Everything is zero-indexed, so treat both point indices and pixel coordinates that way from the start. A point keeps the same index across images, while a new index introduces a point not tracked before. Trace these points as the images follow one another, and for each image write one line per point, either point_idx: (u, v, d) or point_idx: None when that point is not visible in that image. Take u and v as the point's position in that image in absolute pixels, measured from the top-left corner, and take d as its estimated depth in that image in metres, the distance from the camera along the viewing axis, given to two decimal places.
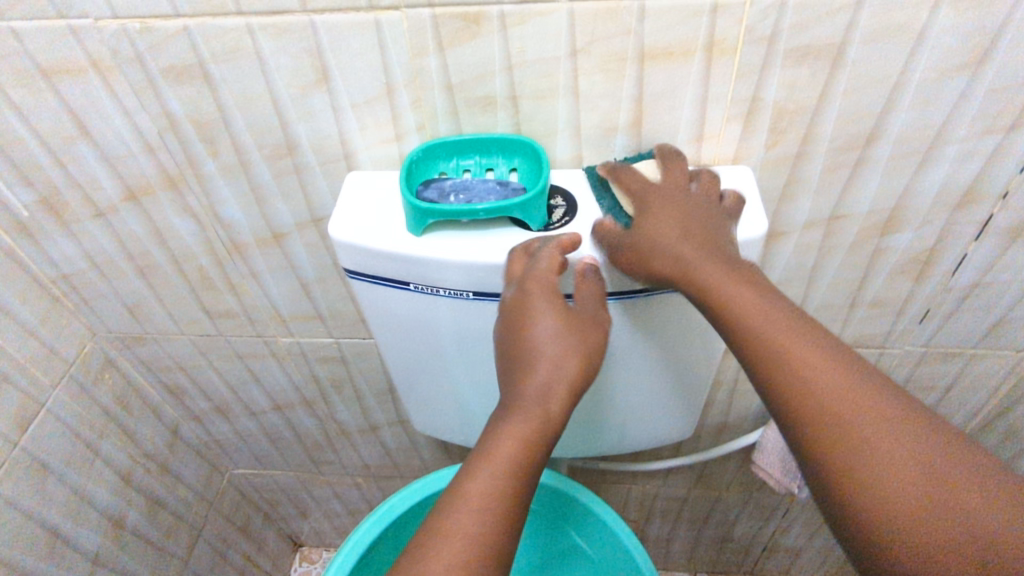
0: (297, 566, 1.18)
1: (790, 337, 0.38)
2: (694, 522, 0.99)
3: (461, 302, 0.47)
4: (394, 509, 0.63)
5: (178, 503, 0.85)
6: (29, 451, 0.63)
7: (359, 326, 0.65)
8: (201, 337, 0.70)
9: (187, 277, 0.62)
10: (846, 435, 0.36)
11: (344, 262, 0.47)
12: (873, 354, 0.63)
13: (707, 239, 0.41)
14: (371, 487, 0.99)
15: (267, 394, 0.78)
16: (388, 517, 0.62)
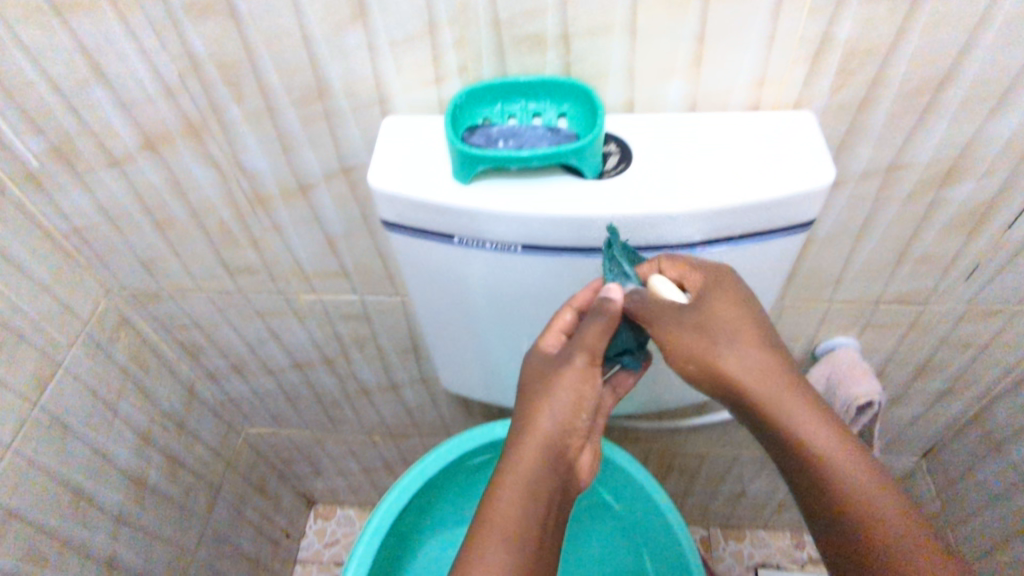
0: (312, 522, 1.18)
1: (784, 393, 0.40)
2: (710, 478, 1.00)
3: (507, 256, 0.45)
4: (429, 468, 0.62)
5: (197, 462, 0.84)
6: (49, 411, 0.61)
7: (386, 283, 0.63)
8: (220, 294, 0.68)
9: (206, 231, 0.60)
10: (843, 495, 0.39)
11: (384, 213, 0.44)
12: (914, 311, 0.61)
13: (738, 301, 0.41)
14: (389, 445, 0.98)
15: (287, 353, 0.77)
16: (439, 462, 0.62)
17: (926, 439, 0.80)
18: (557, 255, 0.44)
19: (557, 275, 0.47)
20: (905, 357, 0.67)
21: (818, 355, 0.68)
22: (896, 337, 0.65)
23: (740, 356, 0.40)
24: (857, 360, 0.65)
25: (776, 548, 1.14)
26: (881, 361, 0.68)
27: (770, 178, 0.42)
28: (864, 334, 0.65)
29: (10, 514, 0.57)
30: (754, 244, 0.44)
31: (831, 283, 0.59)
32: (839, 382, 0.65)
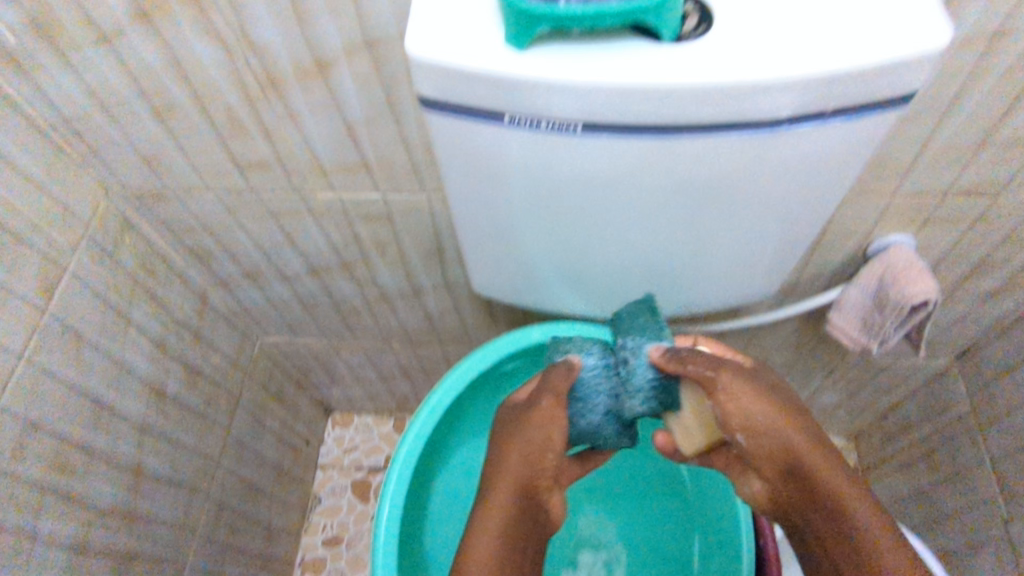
0: (331, 430, 1.19)
1: (805, 444, 0.46)
2: None
3: (564, 138, 0.40)
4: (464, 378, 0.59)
5: (215, 372, 0.82)
6: (60, 319, 0.57)
7: (411, 179, 0.58)
8: (229, 193, 0.62)
9: (212, 121, 0.54)
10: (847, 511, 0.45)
11: (423, 89, 0.39)
12: (982, 204, 0.57)
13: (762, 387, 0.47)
14: (408, 353, 0.97)
15: (303, 257, 0.72)
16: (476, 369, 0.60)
17: (964, 342, 0.78)
18: (620, 135, 0.40)
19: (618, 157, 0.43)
20: (960, 255, 0.63)
21: (869, 254, 0.64)
22: (957, 234, 0.61)
23: (777, 402, 0.46)
24: (913, 258, 0.61)
25: None
26: (934, 259, 0.65)
27: (875, 41, 0.36)
28: (922, 231, 0.61)
29: (32, 423, 0.54)
30: (845, 120, 0.39)
31: (899, 173, 0.55)
32: (893, 281, 0.61)
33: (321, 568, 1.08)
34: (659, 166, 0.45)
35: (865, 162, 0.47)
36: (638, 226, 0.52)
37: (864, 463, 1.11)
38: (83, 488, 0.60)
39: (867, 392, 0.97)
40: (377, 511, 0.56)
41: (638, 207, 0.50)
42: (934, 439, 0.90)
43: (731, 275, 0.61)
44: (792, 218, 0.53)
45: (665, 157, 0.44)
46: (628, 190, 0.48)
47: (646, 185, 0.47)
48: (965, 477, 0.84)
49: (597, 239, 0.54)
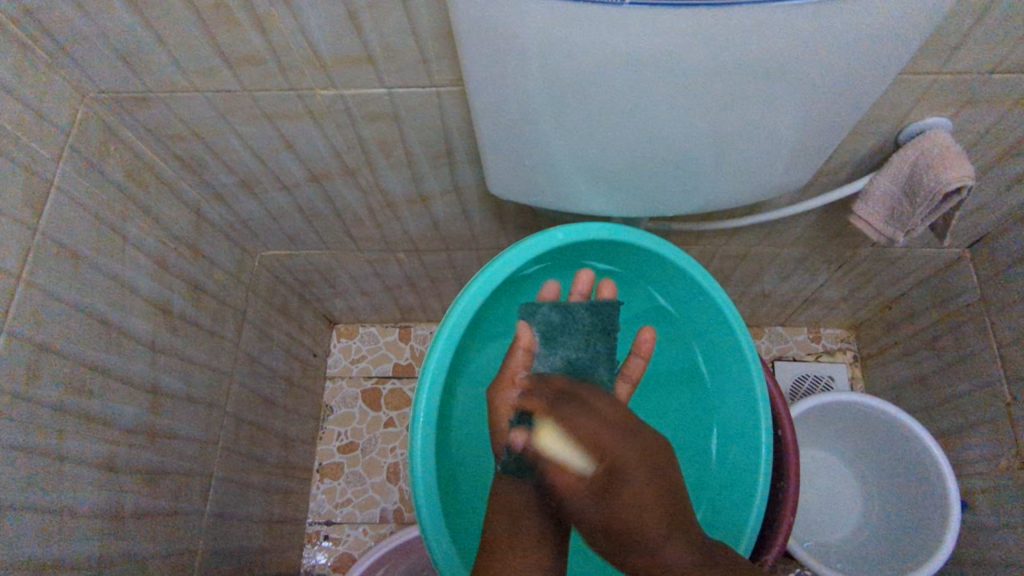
0: (336, 341, 1.19)
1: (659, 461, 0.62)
2: (741, 280, 0.98)
3: (607, 12, 0.39)
4: (486, 286, 0.58)
5: (218, 288, 0.79)
6: (54, 237, 0.54)
7: (420, 71, 0.53)
8: (219, 94, 0.57)
9: (194, 7, 0.48)
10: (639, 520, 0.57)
11: None
12: None
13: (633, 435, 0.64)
14: (413, 261, 0.94)
15: (302, 163, 0.68)
16: (509, 267, 0.59)
17: (980, 230, 0.77)
18: (669, 8, 0.38)
19: (662, 38, 0.41)
20: (995, 137, 0.61)
21: (901, 141, 0.62)
22: (995, 115, 0.58)
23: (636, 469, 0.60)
24: (948, 142, 0.58)
25: (793, 342, 1.17)
26: (968, 142, 0.62)
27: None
28: (961, 113, 0.58)
29: (42, 346, 0.52)
30: None
31: (948, 48, 0.51)
32: (928, 166, 0.59)
33: (339, 473, 1.11)
34: (712, 47, 0.42)
35: (924, 39, 0.44)
36: (675, 119, 0.49)
37: (863, 352, 1.13)
38: (103, 409, 0.59)
39: (875, 284, 0.97)
40: (411, 429, 0.55)
41: (680, 97, 0.47)
42: (939, 328, 0.91)
43: (757, 178, 0.60)
44: (838, 107, 0.50)
45: (719, 35, 0.41)
46: (667, 88, 0.45)
47: (692, 71, 0.44)
48: (969, 361, 0.86)
49: (631, 136, 0.51)
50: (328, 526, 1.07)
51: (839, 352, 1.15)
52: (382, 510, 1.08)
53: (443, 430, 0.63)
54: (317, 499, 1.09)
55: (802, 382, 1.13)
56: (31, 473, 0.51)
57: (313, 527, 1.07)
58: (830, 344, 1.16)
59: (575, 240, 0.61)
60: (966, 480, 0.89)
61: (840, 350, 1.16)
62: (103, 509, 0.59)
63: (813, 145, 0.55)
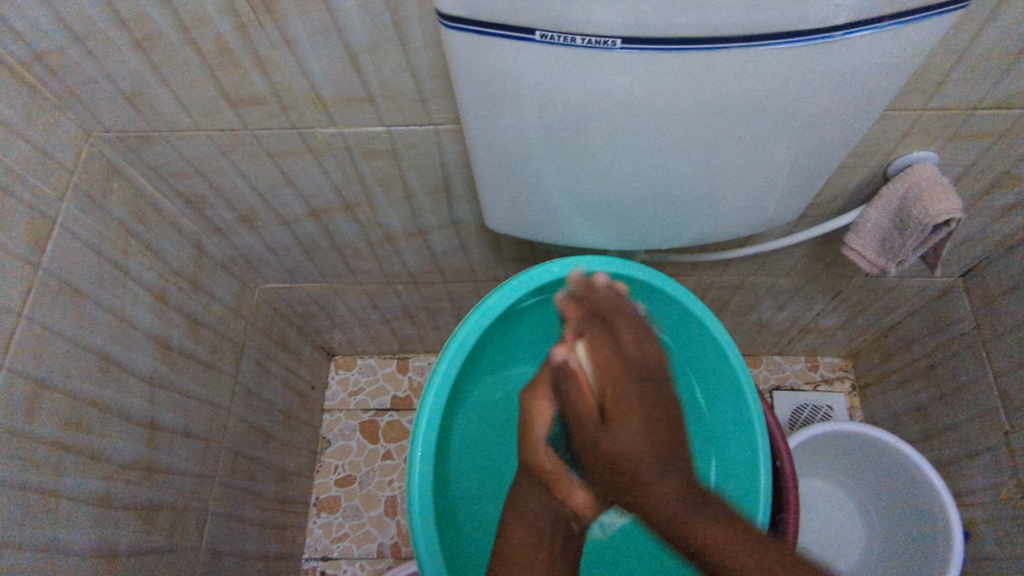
0: (334, 374, 1.19)
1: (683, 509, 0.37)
2: (738, 309, 0.99)
3: (601, 55, 0.40)
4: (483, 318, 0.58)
5: (217, 321, 0.79)
6: (56, 273, 0.54)
7: (418, 110, 0.54)
8: (222, 133, 0.58)
9: (199, 52, 0.49)
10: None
11: (451, 8, 0.37)
12: (1012, 115, 0.55)
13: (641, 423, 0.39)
14: (410, 293, 0.95)
15: (302, 199, 0.69)
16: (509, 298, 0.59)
17: (970, 260, 0.78)
18: (661, 51, 0.39)
19: (654, 77, 0.42)
20: (982, 170, 0.62)
21: (890, 174, 0.63)
22: (979, 149, 0.59)
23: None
24: (936, 175, 0.59)
25: (791, 371, 1.17)
26: (956, 175, 0.63)
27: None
28: (946, 148, 0.60)
29: (41, 383, 0.52)
30: (894, 26, 0.39)
31: (930, 86, 0.52)
32: (917, 198, 0.60)
33: (336, 506, 1.10)
34: (707, 85, 0.43)
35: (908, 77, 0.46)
36: (671, 155, 0.50)
37: (860, 381, 1.14)
38: (101, 444, 0.59)
39: (870, 313, 0.97)
40: (411, 456, 0.55)
41: (676, 134, 0.48)
42: (935, 356, 0.92)
43: (751, 211, 0.61)
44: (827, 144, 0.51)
45: (711, 75, 0.42)
46: (661, 126, 0.47)
47: (687, 108, 0.45)
48: (966, 388, 0.86)
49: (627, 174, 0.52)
50: (324, 561, 1.06)
51: (837, 381, 1.15)
52: (380, 544, 1.07)
53: (445, 459, 0.63)
54: (314, 534, 1.08)
55: (801, 411, 1.12)
56: (28, 510, 0.51)
57: (309, 563, 1.06)
58: (827, 373, 1.16)
59: (572, 272, 0.61)
60: (968, 509, 0.88)
61: (838, 379, 1.16)
62: (98, 545, 0.59)
63: (803, 179, 0.56)
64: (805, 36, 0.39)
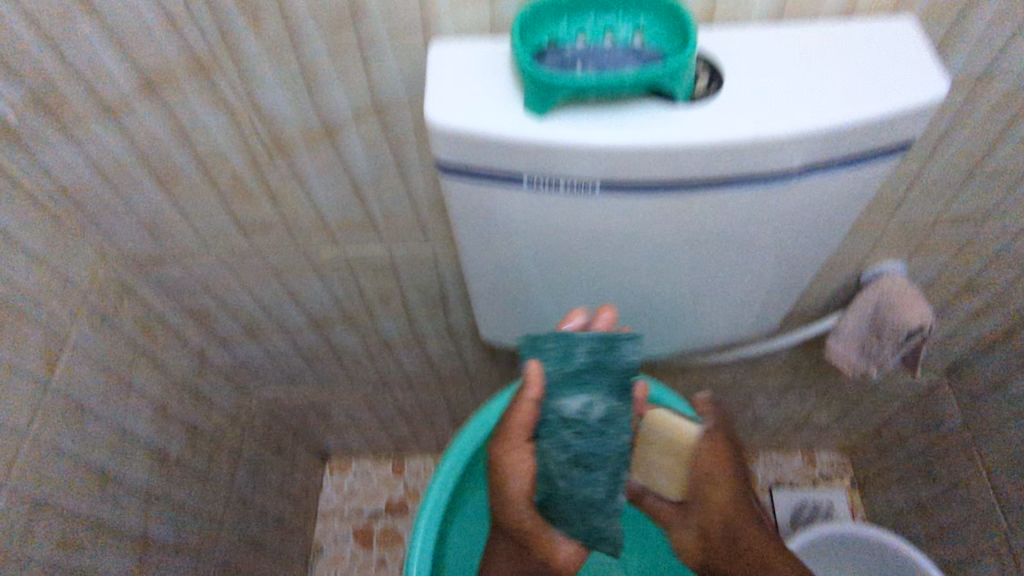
0: (328, 477, 1.17)
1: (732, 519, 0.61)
2: (731, 407, 1.00)
3: (582, 197, 0.41)
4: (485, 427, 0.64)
5: (215, 429, 0.80)
6: (64, 391, 0.56)
7: (417, 232, 0.58)
8: (232, 254, 0.62)
9: (216, 186, 0.53)
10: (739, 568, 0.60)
11: (444, 156, 0.39)
12: (970, 230, 0.59)
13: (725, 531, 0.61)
14: (407, 396, 0.96)
15: (304, 311, 0.72)
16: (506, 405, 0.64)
17: (951, 359, 0.81)
18: (638, 193, 0.41)
19: (633, 212, 0.43)
20: (949, 278, 0.66)
21: (863, 282, 0.66)
22: (944, 260, 0.63)
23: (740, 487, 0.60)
24: (905, 284, 0.63)
25: (789, 468, 1.17)
26: (926, 282, 0.67)
27: (902, 82, 0.38)
28: (913, 259, 0.63)
29: (39, 503, 0.53)
30: (852, 167, 0.41)
31: (890, 208, 0.57)
32: (889, 307, 0.63)
33: None
34: (688, 223, 0.45)
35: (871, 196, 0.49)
36: (657, 274, 0.53)
37: (860, 477, 1.13)
38: (92, 564, 0.59)
39: (862, 409, 0.98)
40: (411, 560, 0.58)
41: (665, 259, 0.50)
42: (930, 454, 0.92)
43: (737, 315, 0.63)
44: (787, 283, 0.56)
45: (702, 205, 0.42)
46: (642, 249, 0.49)
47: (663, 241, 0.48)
48: (964, 487, 0.86)
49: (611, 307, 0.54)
50: None
51: (836, 477, 1.15)
52: None
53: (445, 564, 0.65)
54: None
55: (802, 510, 1.11)
56: None
57: None
58: (825, 469, 1.16)
59: None
60: None
61: (837, 475, 1.15)
62: None
63: (782, 285, 0.59)
64: (801, 168, 0.39)
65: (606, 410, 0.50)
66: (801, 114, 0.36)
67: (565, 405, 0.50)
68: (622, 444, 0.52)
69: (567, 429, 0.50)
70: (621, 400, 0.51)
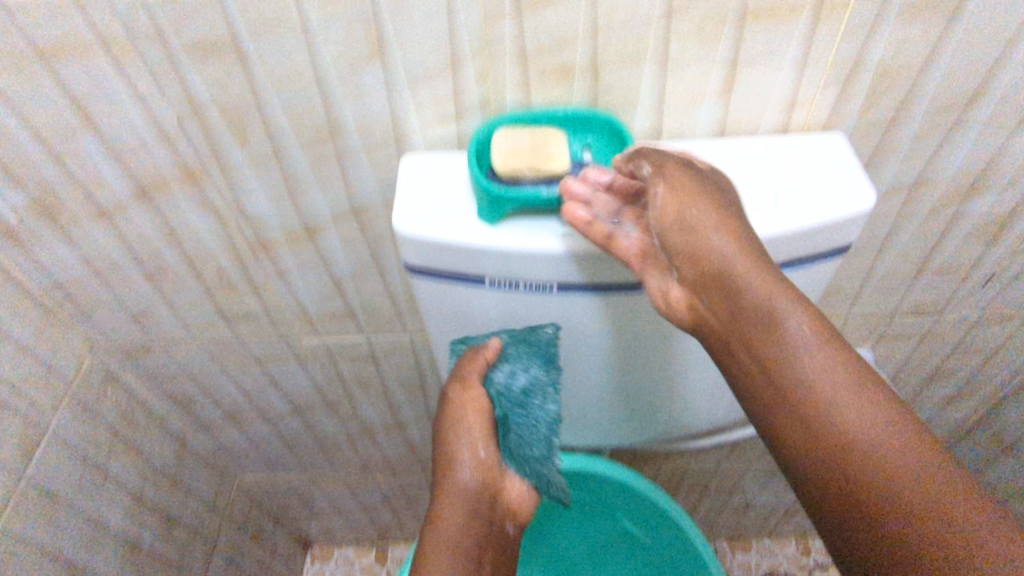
0: (309, 566, 1.14)
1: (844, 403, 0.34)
2: (719, 492, 0.99)
3: (541, 296, 0.44)
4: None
5: (191, 517, 0.79)
6: (37, 482, 0.56)
7: (395, 322, 0.60)
8: (215, 342, 0.64)
9: (202, 280, 0.56)
10: (830, 462, 0.34)
11: (411, 259, 0.42)
12: (929, 321, 0.61)
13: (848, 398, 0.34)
14: (390, 481, 0.95)
15: (285, 397, 0.73)
16: None
17: None
18: (594, 293, 0.44)
19: (592, 311, 0.46)
20: (916, 365, 0.67)
21: None
22: (908, 348, 0.65)
23: (800, 339, 0.35)
24: None
25: (783, 556, 1.14)
26: (894, 370, 0.68)
27: (832, 195, 0.41)
28: (878, 346, 0.65)
29: None
30: (795, 271, 0.44)
31: (849, 299, 0.59)
32: None
33: None
34: (614, 338, 0.49)
35: None
36: (625, 376, 0.55)
37: None
38: None
39: None
40: None
41: (626, 362, 0.52)
42: None
43: (713, 412, 0.63)
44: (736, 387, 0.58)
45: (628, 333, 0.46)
46: (607, 349, 0.51)
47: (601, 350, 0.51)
48: None
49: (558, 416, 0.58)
50: None
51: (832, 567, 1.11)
52: None
53: None
54: None
55: None
56: None
57: None
58: (821, 557, 1.13)
59: None
60: None
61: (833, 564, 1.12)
62: None
63: None
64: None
65: (530, 380, 0.47)
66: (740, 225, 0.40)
67: (495, 379, 0.47)
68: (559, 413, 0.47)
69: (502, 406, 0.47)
70: (546, 368, 0.47)
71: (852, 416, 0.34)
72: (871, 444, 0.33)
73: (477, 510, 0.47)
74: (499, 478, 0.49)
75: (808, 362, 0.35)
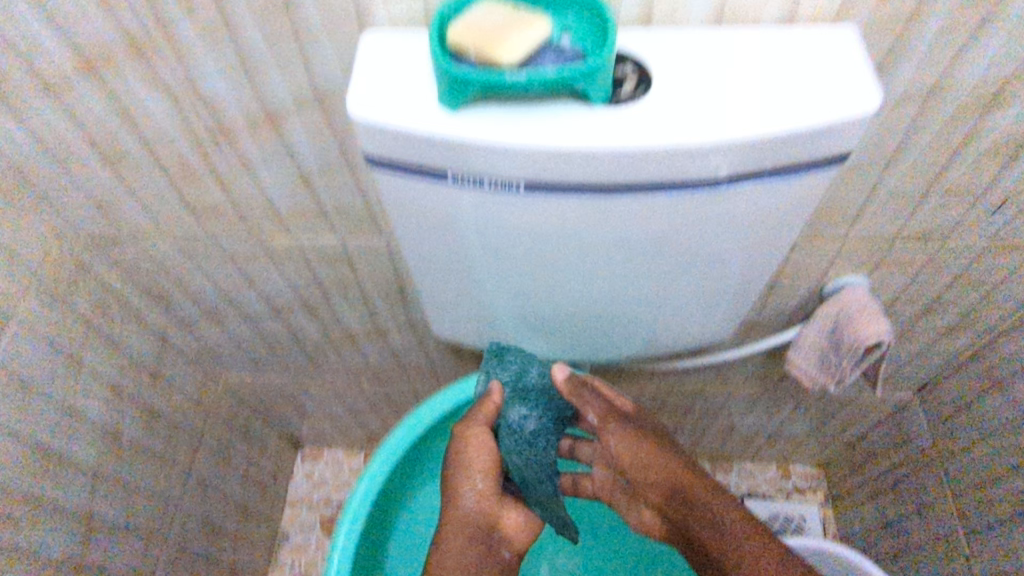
0: (299, 465, 1.17)
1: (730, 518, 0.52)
2: (702, 415, 0.99)
3: (508, 195, 0.41)
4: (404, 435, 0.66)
5: (175, 412, 0.80)
6: (7, 368, 0.56)
7: (368, 224, 0.58)
8: (186, 237, 0.62)
9: (164, 168, 0.53)
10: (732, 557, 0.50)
11: (368, 147, 0.39)
12: (932, 247, 0.58)
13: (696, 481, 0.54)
14: (375, 388, 0.96)
15: (263, 298, 0.72)
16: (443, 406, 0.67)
17: (920, 377, 0.79)
18: (564, 195, 0.40)
19: (562, 215, 0.43)
20: (914, 295, 0.65)
21: (826, 294, 0.65)
22: (907, 276, 0.62)
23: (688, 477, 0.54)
24: (867, 299, 0.62)
25: (762, 479, 1.16)
26: (890, 299, 0.66)
27: (833, 95, 0.37)
28: (876, 273, 0.62)
29: None
30: (783, 179, 0.40)
31: (848, 220, 0.55)
32: (849, 322, 0.62)
33: None
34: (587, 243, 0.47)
35: None
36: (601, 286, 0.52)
37: (833, 492, 1.12)
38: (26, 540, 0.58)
39: (834, 424, 0.97)
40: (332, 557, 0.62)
41: (603, 270, 0.50)
42: (899, 473, 0.90)
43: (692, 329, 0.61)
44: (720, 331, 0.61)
45: (599, 234, 0.44)
46: (580, 255, 0.48)
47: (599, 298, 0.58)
48: (930, 508, 0.85)
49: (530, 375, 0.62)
50: None
51: (810, 491, 1.13)
52: None
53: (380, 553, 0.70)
54: None
55: (774, 522, 1.10)
56: None
57: None
58: (799, 482, 1.15)
59: None
60: None
61: (810, 488, 1.14)
62: None
63: (734, 296, 0.58)
64: (729, 179, 0.39)
65: (538, 424, 0.60)
66: (727, 123, 0.36)
67: (507, 418, 0.59)
68: (550, 457, 0.60)
69: (507, 434, 0.59)
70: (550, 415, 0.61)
71: (726, 529, 0.51)
72: (740, 558, 0.50)
73: (474, 533, 0.56)
74: (499, 511, 0.59)
75: (690, 483, 0.53)
